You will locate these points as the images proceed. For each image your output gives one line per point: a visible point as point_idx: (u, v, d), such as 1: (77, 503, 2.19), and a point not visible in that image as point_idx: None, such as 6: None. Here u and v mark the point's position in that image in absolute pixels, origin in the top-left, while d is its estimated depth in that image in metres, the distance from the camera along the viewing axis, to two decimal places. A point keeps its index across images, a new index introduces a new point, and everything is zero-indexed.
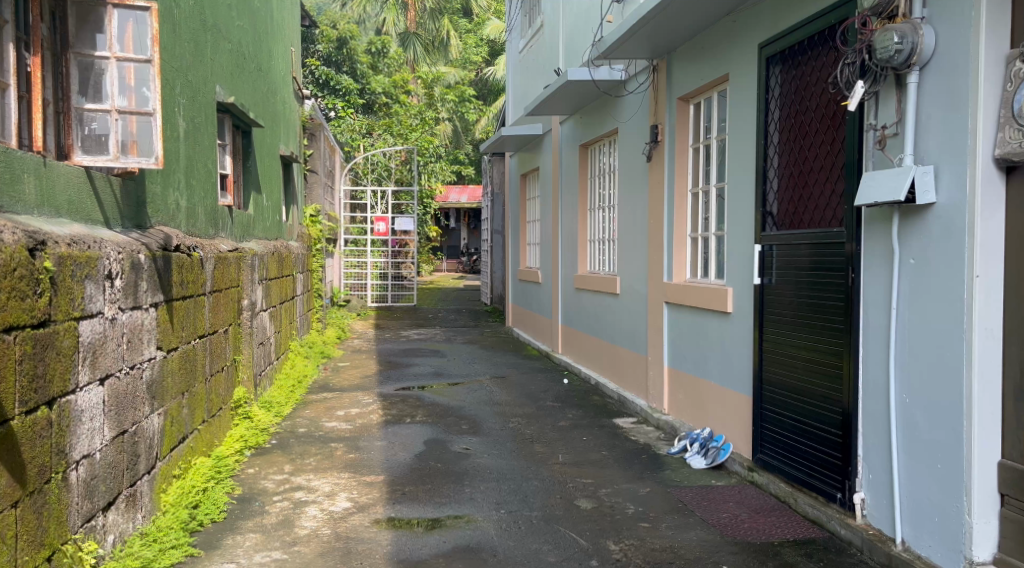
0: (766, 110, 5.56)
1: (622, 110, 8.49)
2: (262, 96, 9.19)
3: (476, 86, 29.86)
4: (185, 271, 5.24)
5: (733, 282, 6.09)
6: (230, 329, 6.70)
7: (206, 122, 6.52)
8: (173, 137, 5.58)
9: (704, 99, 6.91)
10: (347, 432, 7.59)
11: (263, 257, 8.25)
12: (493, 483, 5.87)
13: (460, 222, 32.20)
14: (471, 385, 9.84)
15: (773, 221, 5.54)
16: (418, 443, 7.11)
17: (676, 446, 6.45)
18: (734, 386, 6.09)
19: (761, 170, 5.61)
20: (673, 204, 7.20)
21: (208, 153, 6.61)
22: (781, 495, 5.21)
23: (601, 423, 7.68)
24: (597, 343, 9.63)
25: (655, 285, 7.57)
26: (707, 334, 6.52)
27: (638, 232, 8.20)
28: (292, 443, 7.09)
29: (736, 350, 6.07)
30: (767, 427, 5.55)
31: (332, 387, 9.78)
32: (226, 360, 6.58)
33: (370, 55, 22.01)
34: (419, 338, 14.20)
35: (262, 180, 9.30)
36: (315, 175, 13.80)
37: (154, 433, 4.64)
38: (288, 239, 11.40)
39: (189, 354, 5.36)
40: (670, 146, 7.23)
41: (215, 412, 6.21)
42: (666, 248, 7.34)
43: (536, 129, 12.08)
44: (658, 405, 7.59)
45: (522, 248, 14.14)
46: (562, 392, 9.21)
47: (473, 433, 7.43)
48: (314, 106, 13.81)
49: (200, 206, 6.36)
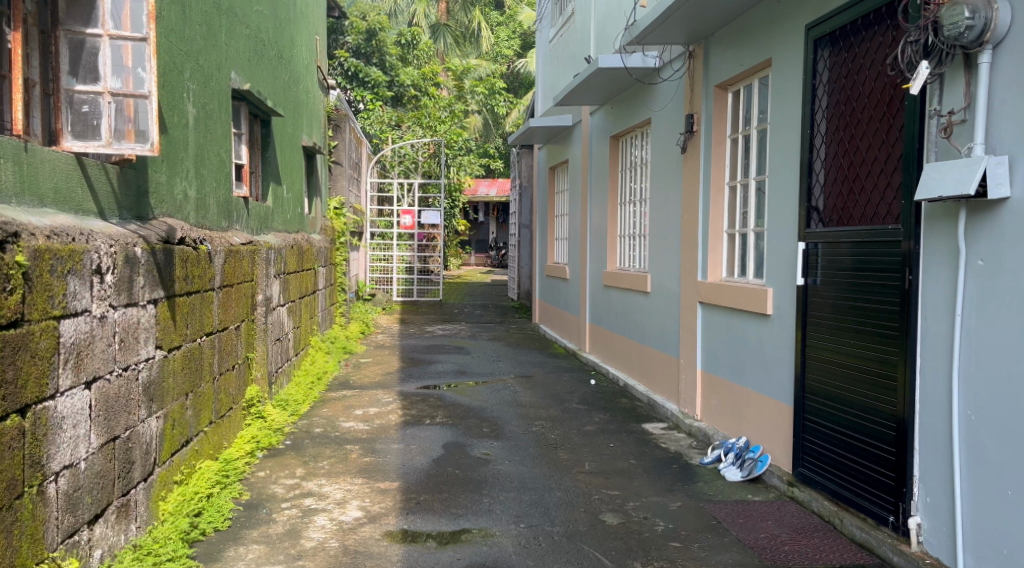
0: (812, 97, 5.17)
1: (655, 98, 8.10)
2: (283, 84, 8.91)
3: (507, 79, 29.57)
4: (190, 264, 4.96)
5: (773, 283, 5.71)
6: (243, 326, 6.43)
7: (219, 110, 6.22)
8: (182, 124, 5.30)
9: (744, 86, 6.51)
10: (364, 433, 7.31)
11: (281, 250, 7.98)
12: (514, 493, 5.57)
13: (489, 216, 31.94)
14: (494, 384, 9.53)
15: (818, 217, 5.16)
16: (437, 447, 6.82)
17: (710, 456, 6.14)
18: (774, 394, 5.72)
19: (806, 162, 5.22)
20: (709, 198, 6.82)
21: (222, 143, 6.32)
22: (825, 515, 4.84)
23: (630, 428, 7.36)
24: (626, 343, 9.27)
25: (689, 284, 7.20)
26: (745, 338, 6.16)
27: (670, 227, 7.83)
28: (306, 444, 6.81)
29: (776, 355, 5.70)
30: (809, 440, 5.18)
31: (352, 384, 9.50)
32: (238, 358, 6.31)
33: (400, 46, 21.71)
34: (443, 334, 13.91)
35: (282, 170, 9.03)
36: (340, 167, 13.53)
37: (152, 437, 4.36)
38: (311, 232, 11.15)
39: (195, 352, 5.08)
40: (706, 138, 6.86)
41: (224, 412, 5.94)
42: (701, 245, 6.97)
43: (565, 120, 11.71)
44: (690, 410, 7.25)
45: (550, 243, 13.78)
46: (589, 394, 8.88)
47: (494, 437, 7.12)
48: (340, 96, 13.53)
49: (212, 197, 6.07)
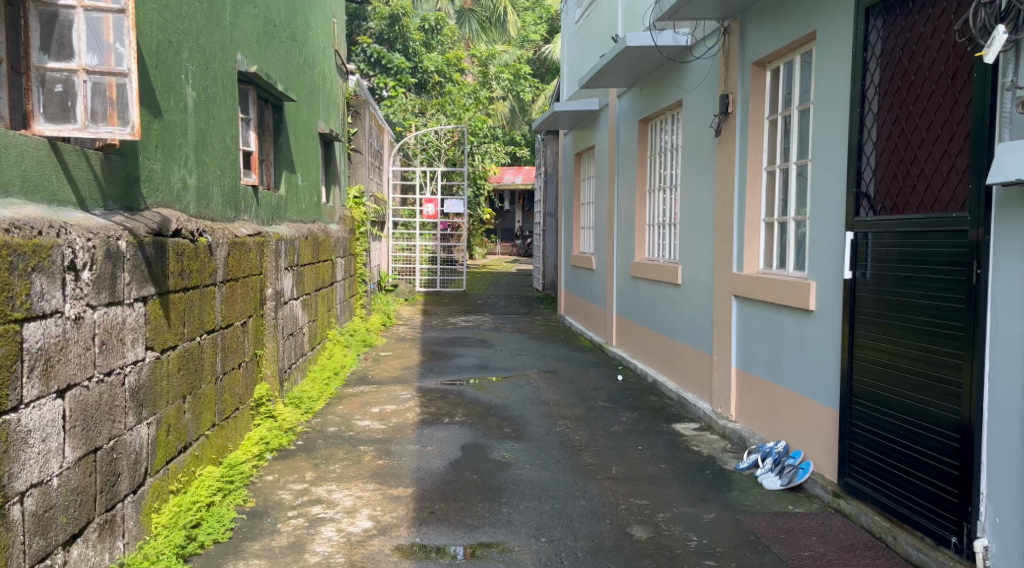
0: (863, 72, 4.76)
1: (688, 78, 7.66)
2: (296, 68, 8.56)
3: (533, 65, 29.11)
4: (189, 258, 4.63)
5: (816, 275, 5.34)
6: (250, 322, 6.09)
7: (224, 93, 5.88)
8: (182, 108, 4.98)
9: (786, 62, 6.06)
10: (380, 433, 6.98)
11: (293, 241, 7.65)
12: (534, 501, 5.22)
13: (515, 204, 31.54)
14: (516, 380, 9.18)
15: (869, 204, 4.78)
16: (454, 449, 6.47)
17: (747, 460, 5.83)
18: (816, 395, 5.36)
19: (856, 144, 4.83)
20: (745, 184, 6.43)
21: (227, 128, 5.98)
22: (877, 531, 4.58)
23: (659, 429, 7.01)
24: (655, 337, 8.88)
25: (723, 276, 6.83)
26: (784, 334, 5.79)
27: (703, 215, 7.42)
28: (319, 444, 6.49)
29: (818, 354, 5.35)
30: (859, 448, 4.88)
31: (370, 379, 9.17)
32: (245, 355, 5.97)
33: (425, 32, 21.29)
34: (466, 326, 13.57)
35: (297, 157, 8.68)
36: (360, 155, 13.19)
37: (143, 445, 3.99)
38: (328, 222, 10.82)
39: (193, 351, 4.73)
40: (743, 120, 6.45)
41: (230, 413, 5.62)
42: (737, 235, 6.60)
43: (592, 104, 11.30)
44: (723, 411, 6.92)
45: (576, 232, 13.36)
46: (615, 390, 8.51)
47: (516, 438, 6.78)
48: (360, 82, 13.20)
49: (216, 186, 5.73)
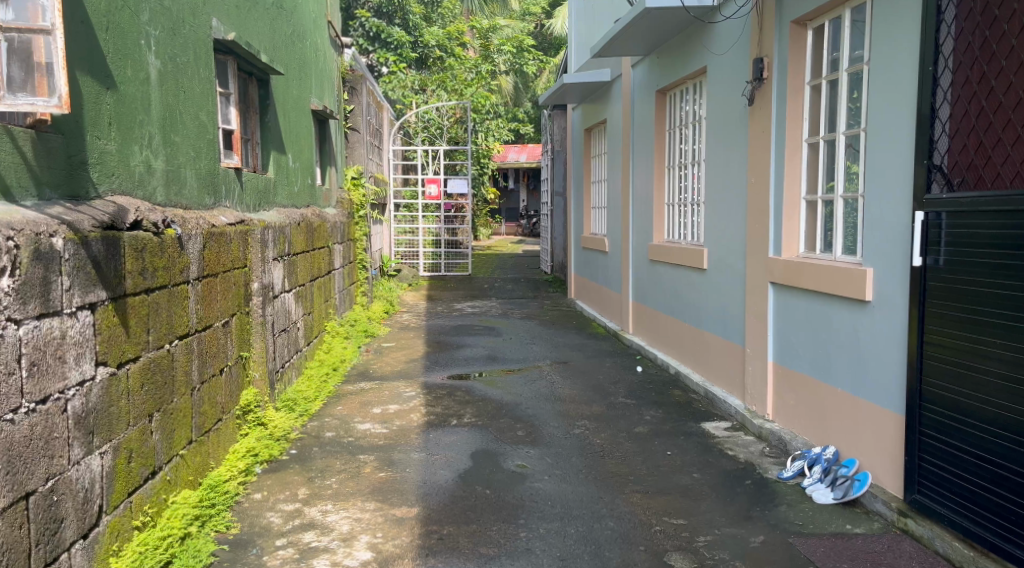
0: (936, 25, 4.26)
1: (715, 41, 6.98)
2: (285, 39, 7.90)
3: (536, 40, 28.30)
4: (154, 255, 4.00)
5: (874, 260, 4.75)
6: (233, 321, 5.44)
7: (196, 64, 5.24)
8: (144, 79, 4.37)
9: (833, 17, 5.42)
10: (382, 438, 6.35)
11: (284, 228, 7.02)
12: (556, 523, 4.63)
13: (519, 183, 30.77)
14: (529, 373, 8.55)
15: (944, 177, 4.30)
16: (463, 457, 5.84)
17: (791, 469, 5.20)
18: (873, 395, 4.80)
19: (928, 109, 4.32)
20: (783, 158, 5.83)
21: (202, 103, 5.34)
22: (957, 560, 4.11)
23: (687, 430, 6.39)
24: (677, 325, 8.24)
25: (756, 260, 6.22)
26: (833, 328, 5.20)
27: (730, 192, 6.80)
28: (314, 454, 5.86)
29: (876, 350, 4.77)
30: (928, 461, 4.37)
31: (371, 374, 8.54)
32: (228, 359, 5.31)
33: (424, 6, 20.53)
34: (473, 312, 12.93)
35: (287, 136, 8.04)
36: (357, 134, 12.50)
37: (95, 480, 3.33)
38: (324, 205, 10.16)
39: (160, 361, 4.04)
40: (781, 89, 5.84)
41: (212, 426, 4.93)
42: (773, 215, 5.99)
43: (603, 75, 10.61)
44: (758, 409, 6.30)
45: (586, 212, 12.69)
46: (636, 384, 7.88)
47: (531, 443, 6.15)
48: (356, 56, 12.51)
49: (190, 168, 5.07)
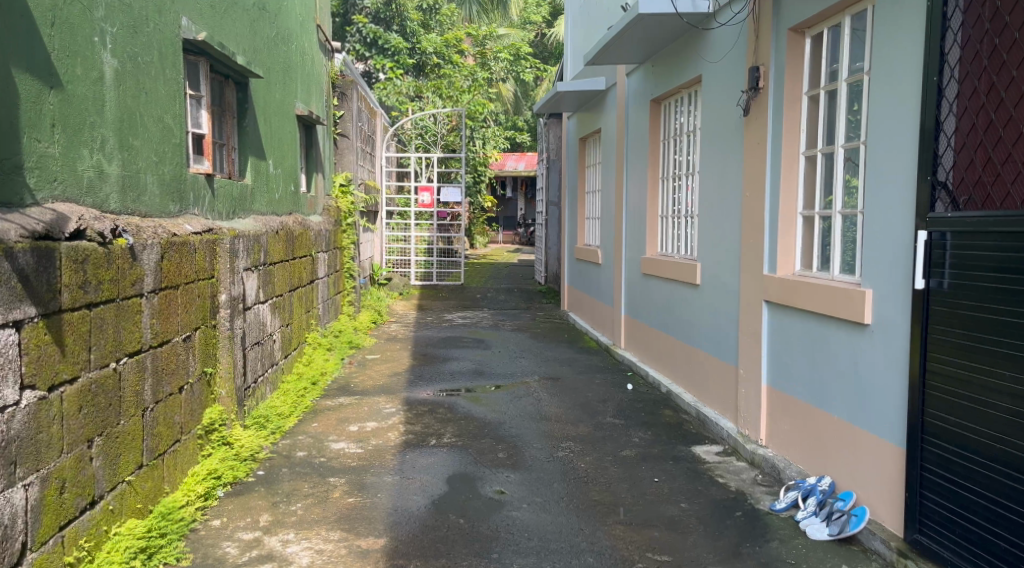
0: (942, 32, 3.98)
1: (710, 49, 6.71)
2: (267, 41, 7.62)
3: (536, 48, 28.09)
4: (100, 267, 3.71)
5: (874, 281, 4.47)
6: (197, 335, 5.15)
7: (162, 64, 4.96)
8: (97, 79, 4.08)
9: (833, 25, 5.16)
10: (356, 458, 6.06)
11: (260, 237, 6.73)
12: (533, 558, 4.40)
13: (517, 191, 30.54)
14: (515, 389, 8.26)
15: (949, 195, 4.01)
16: (439, 481, 5.55)
17: (784, 500, 4.90)
18: (872, 425, 4.51)
19: (932, 121, 4.04)
20: (779, 172, 5.56)
21: (168, 105, 5.04)
22: None
23: (676, 454, 6.10)
24: (669, 342, 7.95)
25: (750, 278, 5.94)
26: (829, 351, 4.92)
27: (724, 206, 6.52)
28: (282, 476, 5.56)
29: (874, 377, 4.49)
30: (930, 499, 4.08)
31: (352, 389, 8.24)
32: (190, 376, 5.01)
33: (422, 12, 20.28)
34: (463, 324, 12.64)
35: (268, 141, 7.76)
36: (347, 140, 12.21)
37: (18, 515, 3.16)
38: (309, 212, 9.87)
39: (103, 383, 3.75)
40: (778, 98, 5.58)
41: (167, 449, 4.62)
42: (768, 230, 5.71)
43: (598, 84, 10.34)
44: (751, 433, 6.01)
45: (581, 223, 12.41)
46: (625, 403, 7.59)
47: (512, 467, 5.85)
48: (347, 60, 12.23)
49: (151, 174, 4.78)
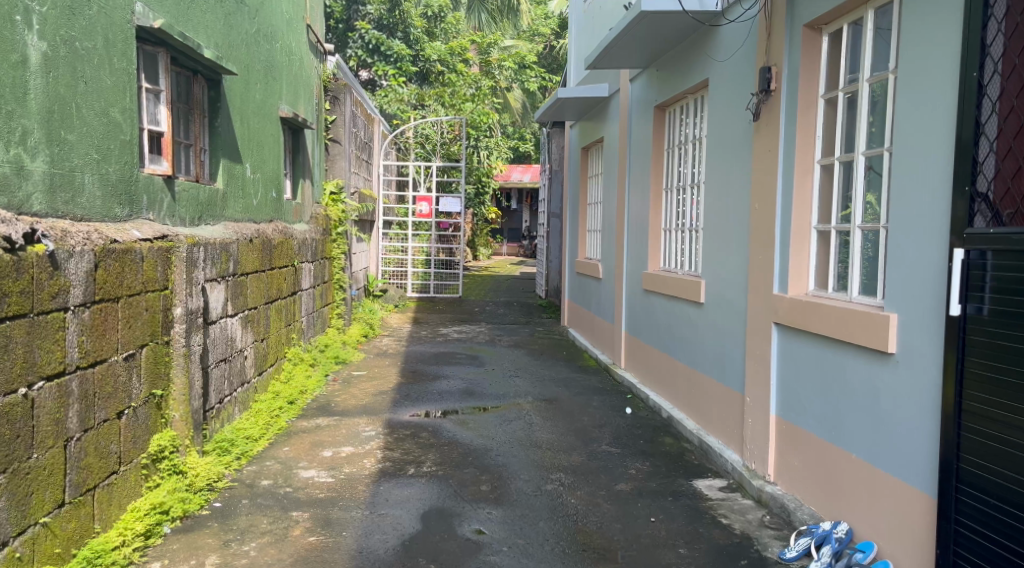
0: (983, 21, 3.48)
1: (718, 49, 6.21)
2: (245, 38, 7.12)
3: (544, 60, 27.64)
4: (4, 276, 3.39)
5: (899, 304, 3.94)
6: (145, 351, 4.65)
7: (108, 52, 4.46)
8: (19, 63, 3.76)
9: (856, 19, 4.63)
10: (325, 489, 5.52)
11: (228, 246, 6.23)
12: None
13: (522, 203, 30.05)
14: (506, 412, 7.71)
15: (990, 208, 3.49)
16: (412, 518, 5.01)
17: (795, 549, 4.34)
18: (896, 467, 3.97)
19: (973, 124, 3.53)
20: (791, 182, 5.04)
21: (114, 99, 4.53)
22: None
23: (676, 489, 5.56)
24: (670, 363, 7.42)
25: (758, 298, 5.42)
26: (846, 382, 4.39)
27: (731, 219, 6.00)
28: (239, 509, 5.02)
29: (898, 413, 3.96)
30: (966, 559, 3.54)
31: (332, 408, 7.70)
32: (132, 399, 4.49)
33: (426, 19, 19.81)
34: (458, 338, 12.10)
35: (245, 144, 7.25)
36: (339, 146, 11.71)
37: None
38: (293, 221, 9.36)
39: (9, 411, 3.44)
40: (791, 102, 5.06)
41: (100, 483, 4.13)
42: (778, 246, 5.19)
43: (601, 90, 9.83)
44: (757, 467, 5.47)
45: (582, 235, 11.89)
46: (623, 429, 7.03)
47: (495, 502, 5.32)
48: (341, 63, 11.72)
49: (90, 173, 4.28)
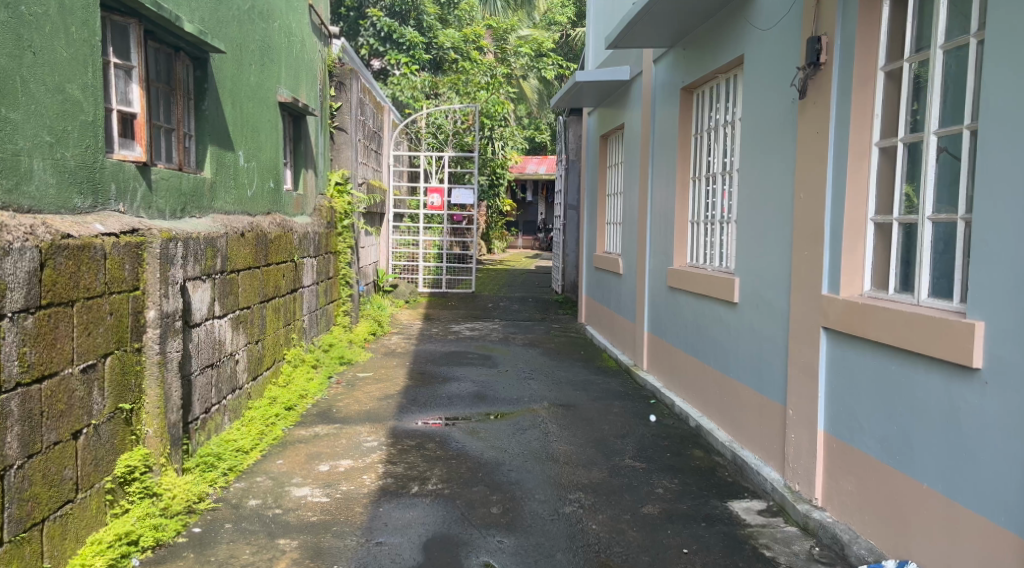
0: None
1: (757, 21, 5.59)
2: (236, 12, 6.54)
3: (561, 49, 26.97)
4: None
5: (991, 313, 3.37)
6: (110, 360, 4.10)
7: (66, 21, 3.90)
8: None
9: None
10: (318, 510, 4.95)
11: (216, 240, 5.68)
12: None
13: (537, 195, 29.43)
14: (520, 420, 7.13)
15: None
16: (413, 547, 4.45)
17: None
18: (985, 500, 3.41)
19: None
20: (844, 167, 4.43)
21: (74, 74, 3.97)
22: None
23: (710, 512, 4.96)
24: (699, 367, 6.81)
25: (803, 299, 4.82)
26: (915, 399, 3.79)
27: (770, 211, 5.39)
28: (220, 535, 4.46)
29: (987, 438, 3.40)
30: None
31: (333, 415, 7.13)
32: (93, 416, 3.94)
33: (440, 6, 19.21)
34: (471, 336, 11.52)
35: (237, 128, 6.69)
36: (345, 135, 11.12)
37: None
38: (294, 213, 8.79)
39: None
40: (845, 78, 4.44)
41: (50, 515, 3.62)
42: (827, 240, 4.58)
43: (622, 73, 9.21)
44: (800, 488, 4.87)
45: (600, 228, 11.28)
46: (648, 440, 6.44)
47: (506, 527, 4.74)
48: (346, 47, 11.13)
49: (40, 160, 3.75)
